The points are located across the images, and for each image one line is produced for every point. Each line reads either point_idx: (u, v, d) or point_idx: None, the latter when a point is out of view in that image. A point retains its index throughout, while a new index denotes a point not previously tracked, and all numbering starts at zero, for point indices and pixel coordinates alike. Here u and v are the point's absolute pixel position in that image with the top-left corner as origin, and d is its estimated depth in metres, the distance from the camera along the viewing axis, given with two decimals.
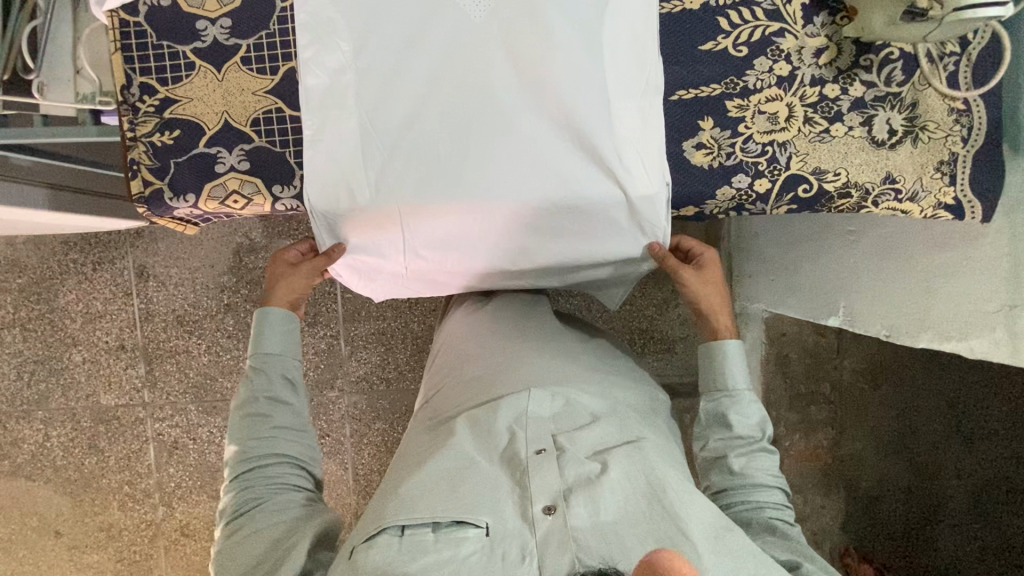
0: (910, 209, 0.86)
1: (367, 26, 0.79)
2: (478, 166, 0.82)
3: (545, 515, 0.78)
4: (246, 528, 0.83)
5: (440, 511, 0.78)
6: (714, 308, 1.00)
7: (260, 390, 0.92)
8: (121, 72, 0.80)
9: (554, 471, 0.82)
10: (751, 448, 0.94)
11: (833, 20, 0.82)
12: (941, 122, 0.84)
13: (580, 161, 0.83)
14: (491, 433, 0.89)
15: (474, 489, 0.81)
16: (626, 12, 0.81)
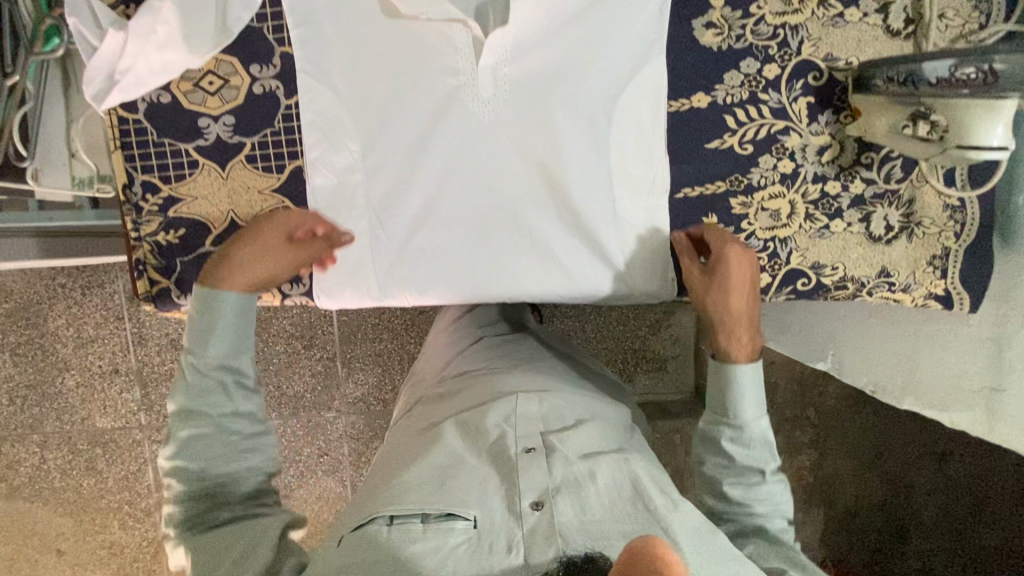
0: (902, 298, 0.90)
1: (375, 123, 0.78)
2: (487, 254, 0.83)
3: (531, 512, 0.69)
4: (195, 564, 0.67)
5: (429, 502, 0.69)
6: (735, 295, 0.80)
7: (206, 328, 0.71)
8: (121, 170, 0.77)
9: (540, 469, 0.73)
10: (761, 516, 0.76)
11: (837, 118, 0.83)
12: (935, 218, 0.87)
13: (589, 249, 0.84)
14: (479, 432, 0.80)
15: (465, 481, 0.73)
16: (638, 110, 0.81)
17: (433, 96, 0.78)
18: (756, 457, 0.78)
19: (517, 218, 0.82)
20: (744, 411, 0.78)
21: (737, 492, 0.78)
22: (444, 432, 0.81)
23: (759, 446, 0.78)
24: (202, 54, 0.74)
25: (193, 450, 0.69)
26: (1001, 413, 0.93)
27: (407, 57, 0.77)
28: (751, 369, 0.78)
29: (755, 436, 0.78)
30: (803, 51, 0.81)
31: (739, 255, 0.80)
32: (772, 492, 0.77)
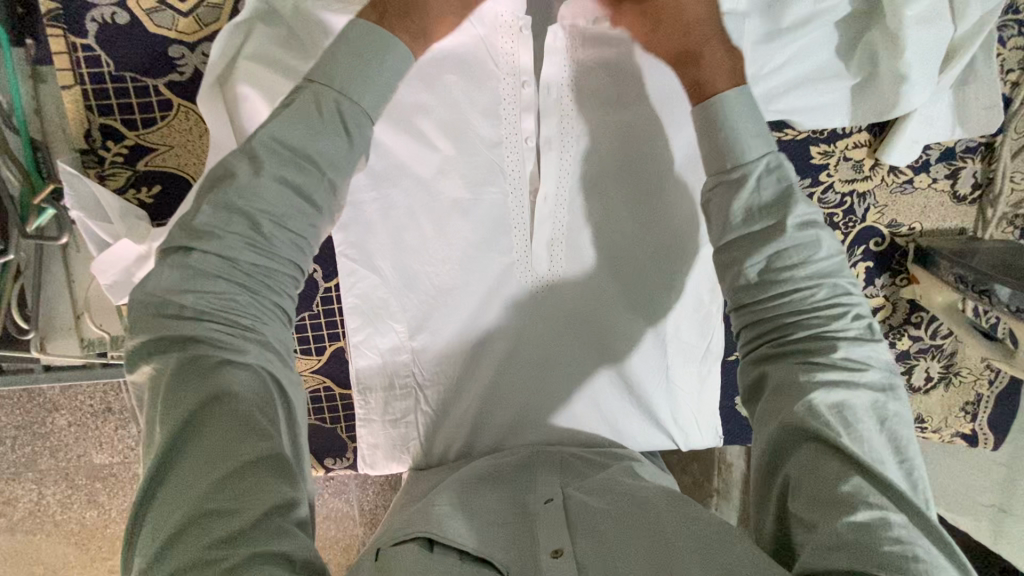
0: (931, 436, 0.92)
1: (424, 307, 0.74)
2: (537, 419, 0.79)
3: (548, 558, 0.54)
4: (179, 555, 0.39)
5: (472, 538, 0.56)
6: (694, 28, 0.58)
7: (190, 272, 0.45)
8: None
9: (562, 516, 0.59)
10: (874, 467, 0.45)
11: (893, 280, 0.81)
12: (973, 367, 0.88)
13: (644, 412, 0.81)
14: (494, 479, 0.68)
15: (495, 529, 0.58)
16: (699, 280, 0.77)
17: (484, 273, 0.73)
18: (858, 366, 0.49)
19: (569, 388, 0.79)
20: (813, 292, 0.51)
21: (825, 422, 0.47)
22: (446, 487, 0.65)
23: (875, 373, 0.49)
24: None
25: (184, 375, 0.43)
26: (1007, 533, 0.99)
27: (459, 237, 0.71)
28: (736, 95, 0.55)
29: (854, 363, 0.49)
30: (867, 218, 0.78)
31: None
32: (889, 461, 0.47)
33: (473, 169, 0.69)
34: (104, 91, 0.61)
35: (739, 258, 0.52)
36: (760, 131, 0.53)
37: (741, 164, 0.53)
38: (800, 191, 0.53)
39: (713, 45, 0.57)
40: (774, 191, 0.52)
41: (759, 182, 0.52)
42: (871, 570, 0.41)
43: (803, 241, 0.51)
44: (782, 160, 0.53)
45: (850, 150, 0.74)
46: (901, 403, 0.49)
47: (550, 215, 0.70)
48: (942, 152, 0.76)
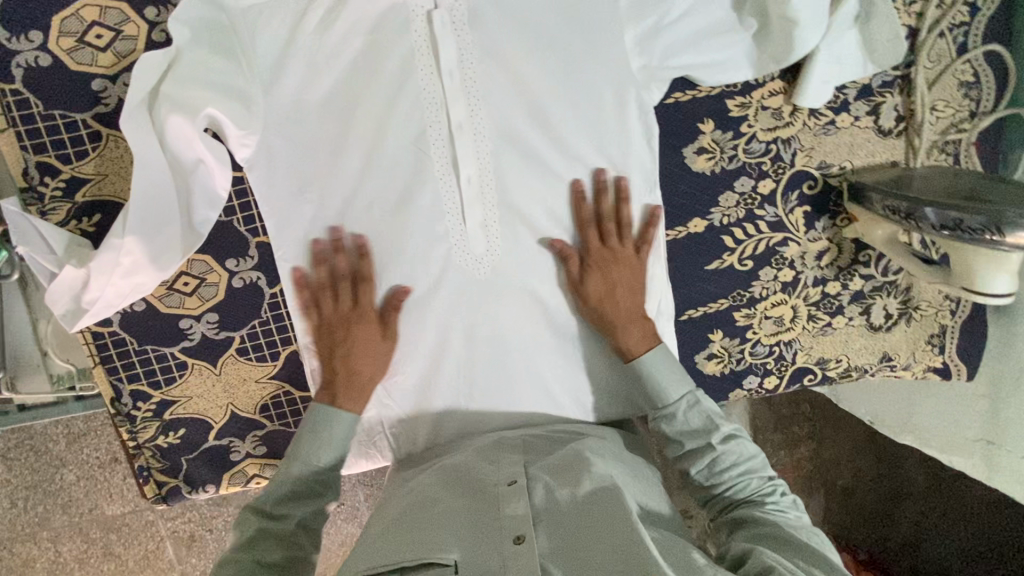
0: (903, 374, 0.92)
1: (372, 303, 0.75)
2: (497, 399, 0.80)
3: (510, 545, 0.55)
4: None
5: (414, 545, 0.57)
6: (623, 286, 0.74)
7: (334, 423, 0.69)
8: (105, 383, 0.73)
9: (523, 500, 0.60)
10: (801, 538, 0.58)
11: (834, 222, 0.82)
12: (931, 300, 0.88)
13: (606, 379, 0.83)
14: (455, 471, 0.69)
15: (449, 523, 0.59)
16: (638, 237, 0.78)
17: (427, 267, 0.75)
18: (757, 500, 0.64)
19: (528, 369, 0.80)
20: (748, 483, 0.65)
21: (760, 504, 0.64)
22: (401, 504, 0.66)
23: (769, 497, 0.64)
24: (177, 269, 0.66)
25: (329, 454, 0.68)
26: (999, 466, 0.96)
27: (391, 228, 0.72)
28: (653, 355, 0.70)
29: (777, 516, 0.62)
30: (796, 162, 0.79)
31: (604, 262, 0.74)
32: (819, 536, 0.61)
33: (398, 163, 0.70)
34: (36, 129, 0.64)
35: (681, 411, 0.68)
36: (675, 379, 0.70)
37: (673, 409, 0.68)
38: (718, 417, 0.68)
39: (633, 324, 0.73)
40: (703, 426, 0.67)
41: (686, 417, 0.68)
42: (804, 562, 0.56)
43: (728, 451, 0.66)
44: (705, 401, 0.68)
45: (767, 99, 0.76)
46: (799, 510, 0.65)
47: (478, 201, 0.73)
48: (859, 90, 0.77)
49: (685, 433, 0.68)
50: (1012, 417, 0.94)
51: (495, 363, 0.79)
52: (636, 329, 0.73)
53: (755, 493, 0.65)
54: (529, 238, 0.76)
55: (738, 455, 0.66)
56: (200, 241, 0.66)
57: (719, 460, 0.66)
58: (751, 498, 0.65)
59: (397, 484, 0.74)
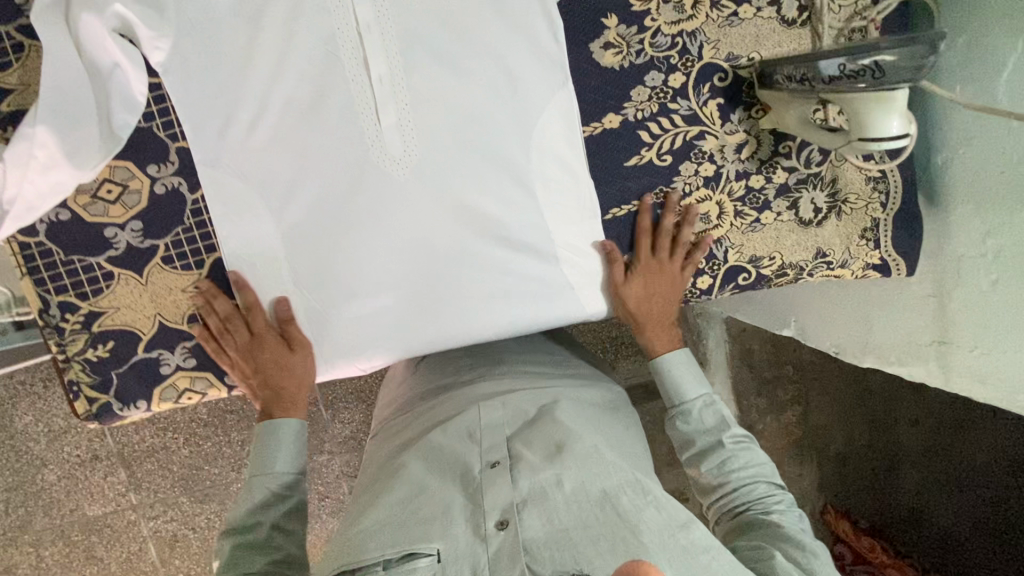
0: (842, 273, 0.91)
1: (291, 202, 0.76)
2: (427, 307, 0.83)
3: (494, 529, 0.72)
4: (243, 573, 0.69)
5: (402, 537, 0.73)
6: (656, 320, 0.87)
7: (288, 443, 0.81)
8: (33, 295, 0.75)
9: (506, 481, 0.76)
10: (798, 538, 0.73)
11: (749, 114, 0.83)
12: (860, 192, 0.88)
13: (535, 282, 0.84)
14: (445, 448, 0.84)
15: (425, 518, 0.75)
16: (554, 135, 0.80)
17: (346, 171, 0.76)
18: (763, 510, 0.78)
19: (458, 272, 0.82)
20: (756, 487, 0.80)
21: (733, 478, 0.81)
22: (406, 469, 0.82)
23: (776, 512, 0.78)
24: (94, 167, 0.70)
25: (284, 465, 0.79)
26: (952, 366, 0.94)
27: (306, 130, 0.75)
28: (674, 355, 0.88)
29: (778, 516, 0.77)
30: (704, 55, 0.81)
31: (639, 283, 0.84)
32: (822, 555, 0.72)
33: (309, 63, 0.73)
34: None
35: (684, 391, 0.87)
36: (693, 380, 0.87)
37: (689, 407, 0.86)
38: (729, 417, 0.85)
39: (656, 329, 0.88)
40: (716, 423, 0.85)
41: (700, 413, 0.85)
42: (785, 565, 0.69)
43: (740, 451, 0.82)
44: (716, 401, 0.86)
45: None
46: (791, 505, 0.80)
47: (391, 101, 0.75)
48: None
49: (699, 427, 0.85)
50: (960, 312, 0.91)
51: (421, 271, 0.81)
52: (664, 334, 0.89)
53: (765, 494, 0.80)
54: (446, 140, 0.78)
55: (745, 461, 0.82)
56: (116, 143, 0.70)
57: (722, 439, 0.83)
58: (760, 500, 0.80)
59: (378, 482, 0.85)
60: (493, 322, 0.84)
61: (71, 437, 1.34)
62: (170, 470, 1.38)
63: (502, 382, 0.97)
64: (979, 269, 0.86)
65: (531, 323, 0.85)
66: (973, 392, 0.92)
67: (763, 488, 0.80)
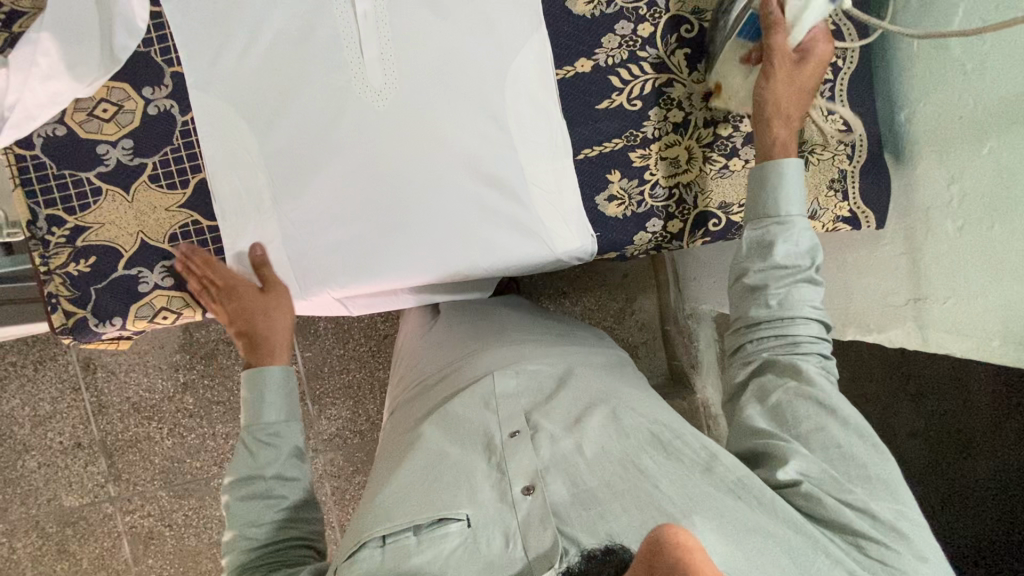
0: (813, 226, 0.94)
1: (276, 128, 0.80)
2: (398, 237, 0.84)
3: (522, 495, 0.70)
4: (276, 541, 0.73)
5: (419, 512, 0.70)
6: (783, 109, 0.79)
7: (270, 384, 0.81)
8: (23, 207, 0.78)
9: (528, 447, 0.75)
10: (843, 429, 0.70)
11: (715, 65, 0.88)
12: (826, 143, 0.91)
13: (511, 218, 0.86)
14: (461, 420, 0.82)
15: (452, 484, 0.73)
16: (529, 76, 0.84)
17: (329, 100, 0.81)
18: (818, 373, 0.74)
19: (434, 206, 0.84)
20: (811, 331, 0.77)
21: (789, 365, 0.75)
22: (424, 439, 0.80)
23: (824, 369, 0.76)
24: (91, 82, 0.75)
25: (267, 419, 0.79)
26: (930, 322, 0.94)
27: (294, 59, 0.80)
28: (791, 169, 0.79)
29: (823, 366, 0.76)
30: (670, 8, 0.86)
31: (799, 75, 0.78)
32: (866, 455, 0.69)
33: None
34: None
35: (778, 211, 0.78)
36: (795, 203, 0.79)
37: (782, 223, 0.78)
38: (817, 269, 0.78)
39: (783, 122, 0.80)
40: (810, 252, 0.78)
41: (795, 238, 0.78)
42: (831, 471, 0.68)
43: (809, 289, 0.77)
44: (807, 240, 0.78)
45: None
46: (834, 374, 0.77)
47: (375, 37, 0.81)
48: None
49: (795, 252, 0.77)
50: (931, 265, 0.92)
51: (394, 199, 0.83)
52: (784, 128, 0.80)
53: (813, 342, 0.77)
54: (426, 75, 0.82)
55: (803, 296, 0.77)
56: (116, 65, 0.76)
57: (795, 280, 0.77)
58: (809, 343, 0.77)
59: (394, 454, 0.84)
60: (468, 257, 0.85)
61: (56, 420, 1.35)
62: (151, 462, 1.37)
63: (511, 345, 0.97)
64: (945, 219, 0.88)
65: (505, 260, 0.86)
66: (951, 347, 0.91)
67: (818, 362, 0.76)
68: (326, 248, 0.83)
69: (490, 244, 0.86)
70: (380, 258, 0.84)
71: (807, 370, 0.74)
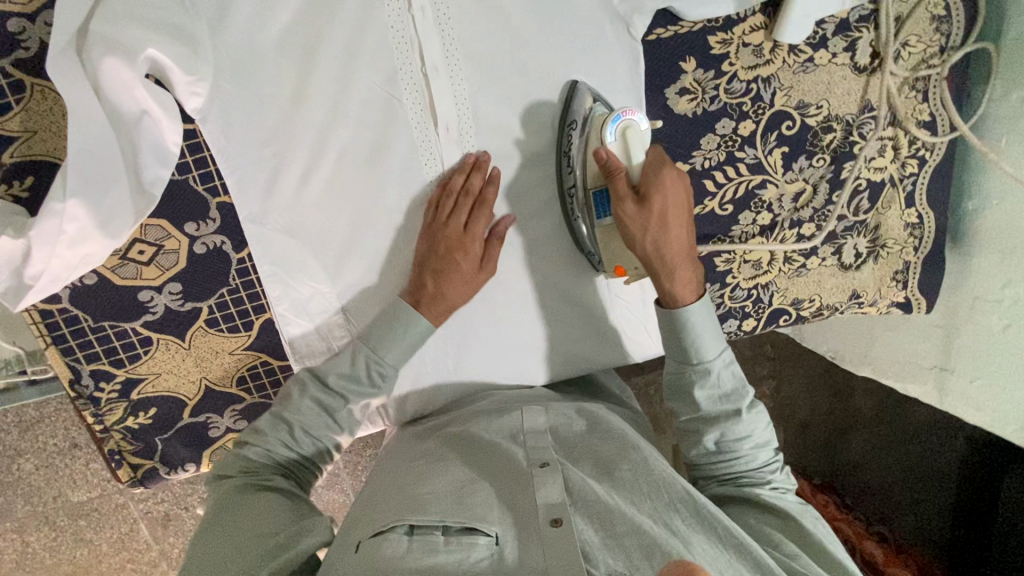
0: (869, 310, 0.96)
1: (348, 262, 0.70)
2: (472, 351, 0.79)
3: (547, 527, 0.54)
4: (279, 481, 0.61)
5: (450, 513, 0.56)
6: (678, 254, 0.66)
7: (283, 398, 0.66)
8: (61, 365, 0.67)
9: (560, 483, 0.59)
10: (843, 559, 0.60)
11: (811, 163, 0.82)
12: (898, 238, 0.91)
13: (589, 323, 0.81)
14: (482, 445, 0.66)
15: (487, 500, 0.59)
16: None
17: (404, 225, 0.71)
18: (798, 526, 0.61)
19: (527, 316, 0.79)
20: (757, 458, 0.66)
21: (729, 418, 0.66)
22: (447, 462, 0.64)
23: (809, 520, 0.62)
24: (128, 233, 0.61)
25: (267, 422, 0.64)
26: (951, 390, 1.02)
27: (362, 180, 0.68)
28: (698, 307, 0.66)
29: (780, 496, 0.64)
30: (775, 102, 0.78)
31: (667, 179, 0.65)
32: None
33: (367, 108, 0.65)
34: None
35: (686, 388, 0.66)
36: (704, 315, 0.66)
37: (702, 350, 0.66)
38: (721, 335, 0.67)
39: (684, 266, 0.66)
40: (734, 387, 0.66)
41: (717, 370, 0.66)
42: None
43: (750, 420, 0.65)
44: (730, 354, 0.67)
45: (747, 35, 0.74)
46: (820, 514, 0.65)
47: (456, 152, 0.69)
48: (837, 24, 0.76)
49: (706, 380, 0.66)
50: (966, 345, 0.98)
51: (469, 317, 0.77)
52: (684, 271, 0.66)
53: (765, 469, 0.66)
54: (512, 191, 0.73)
55: (733, 373, 0.66)
56: (150, 202, 0.60)
57: (720, 387, 0.66)
58: (756, 471, 0.66)
59: (384, 478, 0.66)
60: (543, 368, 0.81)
61: None
62: None
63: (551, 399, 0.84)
64: (991, 313, 0.94)
65: (580, 366, 0.82)
66: (967, 415, 1.02)
67: (759, 421, 0.67)
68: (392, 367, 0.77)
69: (563, 351, 0.81)
70: (449, 378, 0.79)
71: (805, 536, 0.61)
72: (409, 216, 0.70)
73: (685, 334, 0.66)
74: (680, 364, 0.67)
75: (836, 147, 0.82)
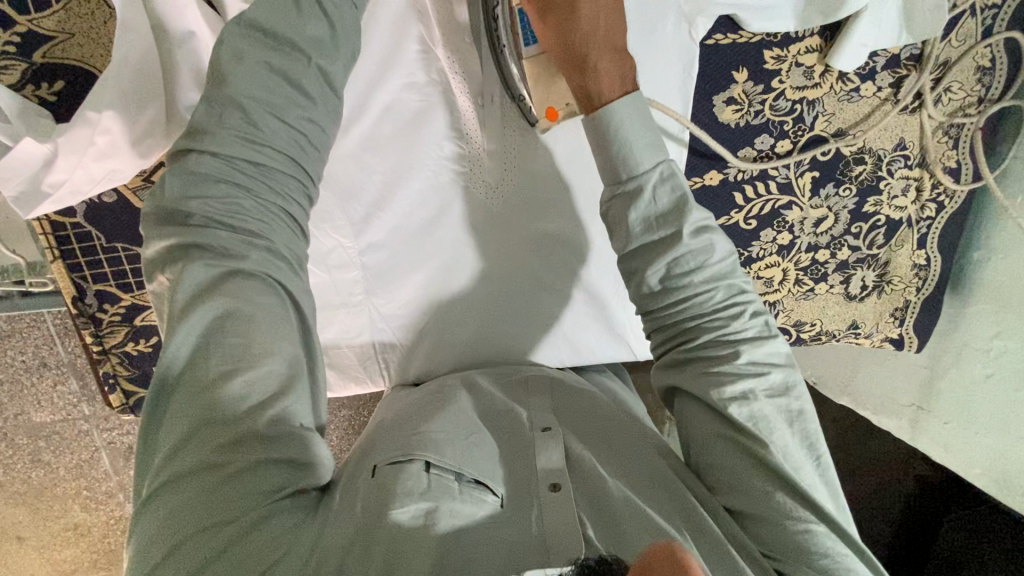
0: (863, 341, 0.99)
1: (374, 220, 0.70)
2: (481, 329, 0.77)
3: (547, 492, 0.53)
4: (235, 382, 0.46)
5: (467, 462, 0.54)
6: (600, 39, 0.53)
7: (194, 177, 0.49)
8: (66, 282, 0.65)
9: (561, 449, 0.58)
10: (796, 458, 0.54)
11: (837, 192, 0.84)
12: (903, 276, 0.93)
13: (605, 316, 0.80)
14: (487, 406, 0.66)
15: (497, 458, 0.57)
16: None
17: (433, 190, 0.70)
18: (764, 431, 0.54)
19: (543, 301, 0.78)
20: (713, 295, 0.56)
21: (685, 271, 0.55)
22: (448, 410, 0.63)
23: (777, 429, 0.54)
24: (158, 155, 0.59)
25: (196, 279, 0.47)
26: (925, 428, 1.07)
27: (400, 138, 0.67)
28: (624, 103, 0.54)
29: (754, 368, 0.55)
30: (815, 125, 0.79)
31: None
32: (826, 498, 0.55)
33: (420, 69, 0.64)
34: None
35: (640, 267, 0.57)
36: (649, 142, 0.55)
37: (642, 182, 0.55)
38: (693, 198, 0.55)
39: (609, 58, 0.54)
40: (673, 206, 0.55)
41: (654, 193, 0.55)
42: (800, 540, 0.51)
43: (698, 248, 0.55)
44: (678, 177, 0.55)
45: (802, 55, 0.74)
46: (802, 406, 0.56)
47: (499, 126, 0.67)
48: (888, 59, 0.77)
49: (654, 218, 0.55)
50: (947, 388, 1.02)
51: (484, 293, 0.76)
52: (614, 69, 0.54)
53: (722, 307, 0.56)
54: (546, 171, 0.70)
55: (700, 255, 0.55)
56: (184, 127, 0.57)
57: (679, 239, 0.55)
58: (714, 313, 0.56)
59: (393, 421, 0.64)
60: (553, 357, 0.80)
61: None
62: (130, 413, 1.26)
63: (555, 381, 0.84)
64: (978, 361, 0.98)
65: (588, 358, 0.81)
66: (935, 454, 1.07)
67: (721, 294, 0.56)
68: (400, 331, 0.77)
69: (575, 342, 0.80)
70: (457, 354, 0.77)
71: (759, 449, 0.54)
72: (441, 184, 0.70)
73: (610, 144, 0.54)
74: (611, 184, 0.57)
75: (864, 179, 0.84)
